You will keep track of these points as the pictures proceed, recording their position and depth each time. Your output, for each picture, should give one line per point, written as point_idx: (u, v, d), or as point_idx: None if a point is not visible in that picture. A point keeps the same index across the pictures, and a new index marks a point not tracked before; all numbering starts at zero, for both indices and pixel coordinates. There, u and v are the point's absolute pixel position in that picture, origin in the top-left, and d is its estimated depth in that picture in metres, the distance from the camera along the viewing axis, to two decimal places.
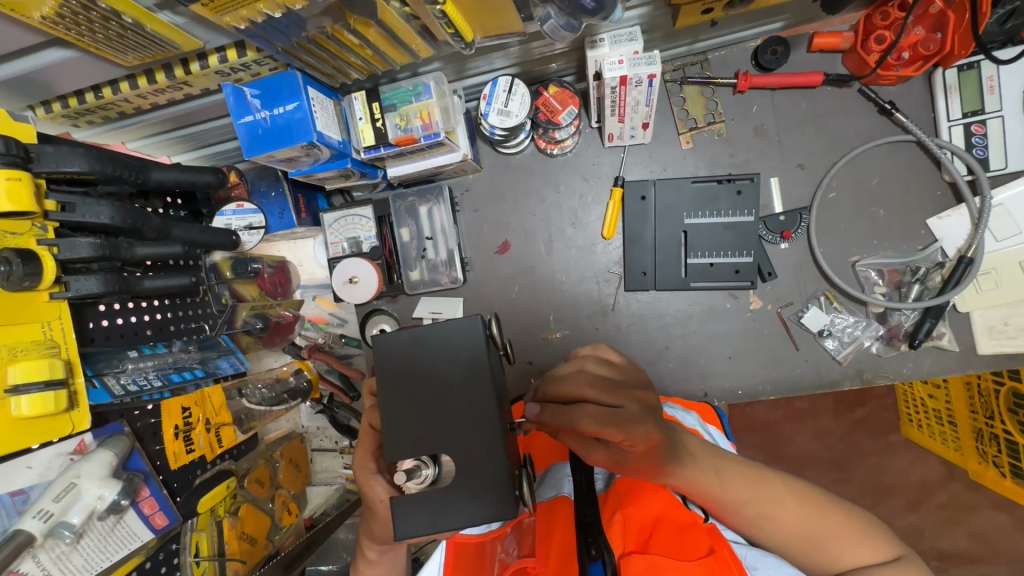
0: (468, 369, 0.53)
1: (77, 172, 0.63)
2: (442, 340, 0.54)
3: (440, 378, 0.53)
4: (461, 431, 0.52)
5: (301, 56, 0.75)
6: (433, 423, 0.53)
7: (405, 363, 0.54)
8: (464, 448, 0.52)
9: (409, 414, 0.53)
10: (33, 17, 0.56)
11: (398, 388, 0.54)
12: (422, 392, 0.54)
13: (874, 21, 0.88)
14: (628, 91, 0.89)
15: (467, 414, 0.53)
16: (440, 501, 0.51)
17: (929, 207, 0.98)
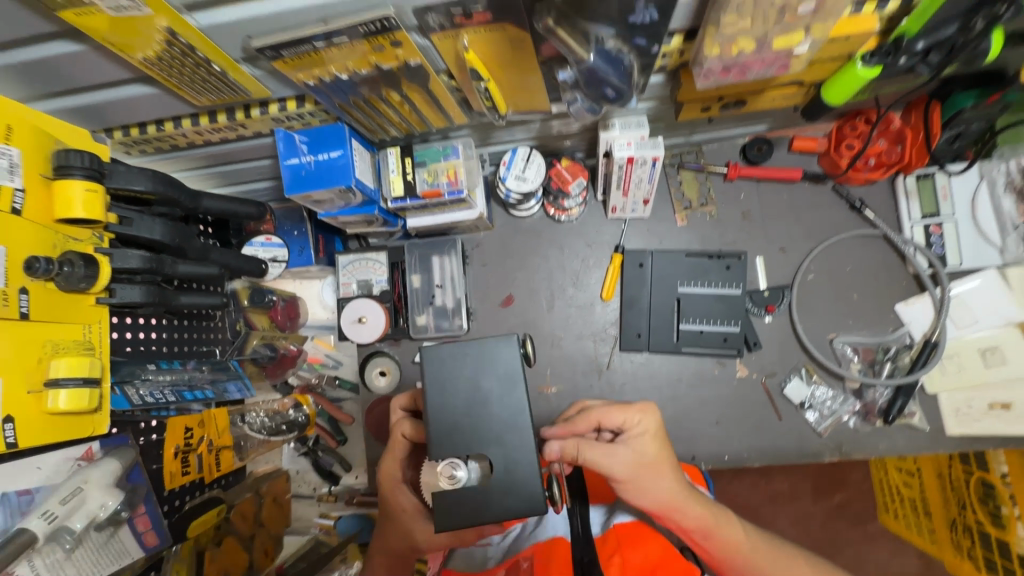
0: (506, 379, 0.60)
1: (140, 191, 0.69)
2: (484, 355, 0.60)
3: (480, 386, 0.60)
4: (500, 437, 0.58)
5: (353, 112, 0.85)
6: (471, 426, 0.58)
7: (447, 368, 0.59)
8: (502, 452, 0.58)
9: (454, 417, 0.59)
10: (135, 57, 0.64)
11: (445, 390, 0.59)
12: (465, 397, 0.59)
13: (845, 131, 1.03)
14: (633, 170, 1.01)
15: (504, 421, 0.59)
16: (480, 501, 0.57)
17: (897, 294, 1.08)
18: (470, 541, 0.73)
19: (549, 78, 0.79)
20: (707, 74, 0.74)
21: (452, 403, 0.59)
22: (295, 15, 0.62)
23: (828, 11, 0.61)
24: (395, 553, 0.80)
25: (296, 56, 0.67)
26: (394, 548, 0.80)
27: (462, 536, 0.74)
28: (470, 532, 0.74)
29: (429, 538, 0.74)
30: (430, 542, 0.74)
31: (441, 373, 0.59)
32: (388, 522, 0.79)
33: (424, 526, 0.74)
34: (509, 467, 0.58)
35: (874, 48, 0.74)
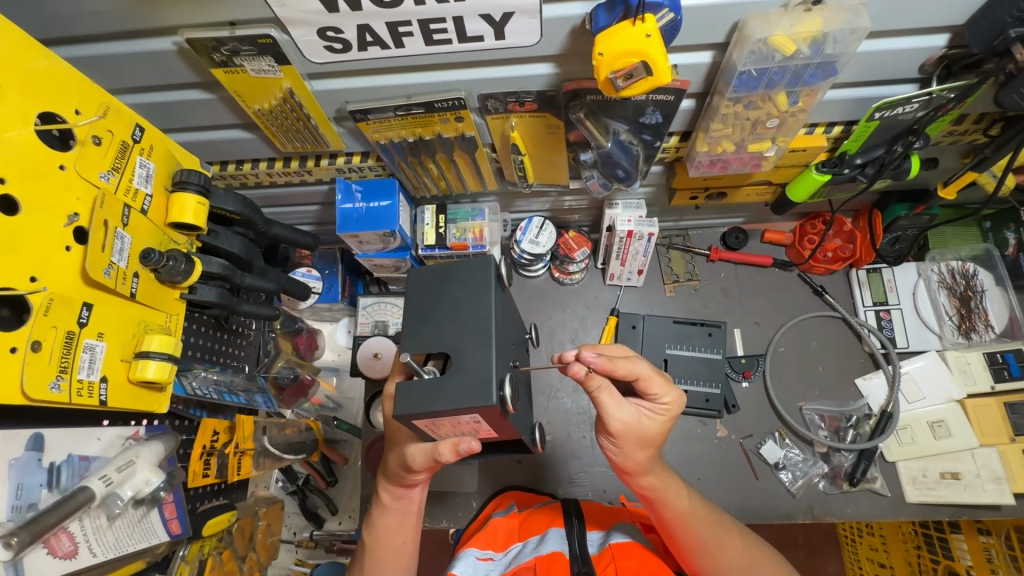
0: (477, 293, 0.69)
1: (228, 211, 0.82)
2: (460, 275, 0.71)
3: (454, 301, 0.69)
4: (462, 341, 0.66)
5: (407, 170, 1.01)
6: (441, 335, 0.68)
7: (426, 288, 0.72)
8: (460, 355, 0.65)
9: (422, 327, 0.70)
10: (252, 108, 0.81)
11: (418, 306, 0.71)
12: (431, 302, 0.70)
13: (806, 228, 1.24)
14: (632, 242, 1.18)
15: (469, 330, 0.67)
16: (437, 391, 0.63)
17: (856, 370, 1.23)
18: (444, 456, 0.71)
19: (572, 158, 0.98)
20: (698, 166, 0.93)
21: (425, 317, 0.70)
22: (388, 90, 0.80)
23: (789, 127, 0.81)
24: (391, 476, 0.82)
25: (379, 120, 0.85)
26: (388, 470, 0.83)
27: (440, 451, 0.72)
28: (447, 447, 0.71)
29: (413, 451, 0.75)
30: (414, 454, 0.75)
31: (420, 294, 0.72)
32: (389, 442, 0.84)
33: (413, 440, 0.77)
34: (464, 365, 0.64)
35: (825, 160, 0.96)
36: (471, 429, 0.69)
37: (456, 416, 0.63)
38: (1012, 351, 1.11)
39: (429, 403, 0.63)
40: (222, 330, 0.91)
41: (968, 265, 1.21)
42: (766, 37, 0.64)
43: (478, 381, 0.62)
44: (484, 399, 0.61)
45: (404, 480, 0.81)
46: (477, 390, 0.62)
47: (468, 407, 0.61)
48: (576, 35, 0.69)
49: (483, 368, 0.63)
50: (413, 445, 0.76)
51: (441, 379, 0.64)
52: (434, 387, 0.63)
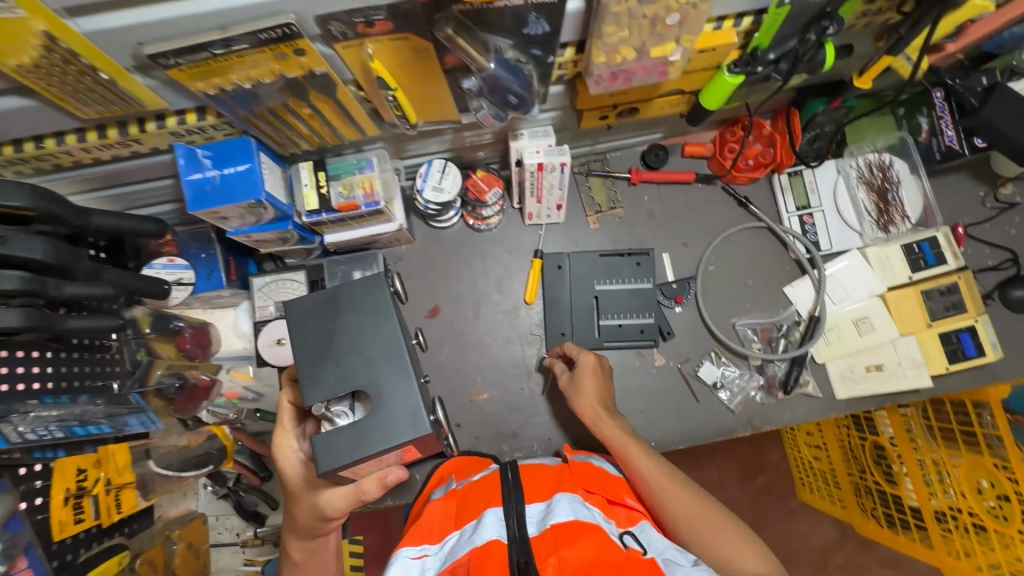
0: (374, 316, 0.72)
1: (17, 207, 0.64)
2: (349, 304, 0.72)
3: (352, 331, 0.71)
4: (374, 372, 0.69)
5: (259, 124, 0.83)
6: (346, 373, 0.69)
7: (318, 327, 0.72)
8: (377, 390, 0.68)
9: (325, 367, 0.70)
10: (7, 64, 0.60)
11: (312, 345, 0.71)
12: (323, 341, 0.71)
13: (727, 136, 1.16)
14: (544, 176, 1.06)
15: (376, 359, 0.70)
16: (365, 432, 0.67)
17: (784, 278, 1.21)
18: (372, 492, 0.74)
19: (456, 88, 0.84)
20: (599, 81, 0.81)
21: (326, 355, 0.70)
22: (192, 22, 0.61)
23: (692, 23, 0.70)
24: (303, 530, 0.80)
25: (193, 65, 0.66)
26: (299, 525, 0.80)
27: (365, 490, 0.74)
28: (372, 483, 0.74)
29: (333, 501, 0.76)
30: (335, 504, 0.76)
31: (313, 331, 0.72)
32: (292, 498, 0.81)
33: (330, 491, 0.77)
34: (384, 399, 0.68)
35: (737, 58, 0.85)
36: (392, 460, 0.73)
37: (384, 454, 0.68)
38: (927, 240, 1.13)
39: (358, 448, 0.66)
40: (70, 350, 0.76)
41: (884, 156, 1.17)
42: None
43: (397, 412, 0.68)
44: (416, 427, 0.67)
45: (317, 531, 0.80)
46: (407, 422, 0.67)
47: (400, 442, 0.67)
48: None
49: (400, 396, 0.68)
50: (330, 492, 0.77)
51: (366, 421, 0.67)
52: (358, 432, 0.67)
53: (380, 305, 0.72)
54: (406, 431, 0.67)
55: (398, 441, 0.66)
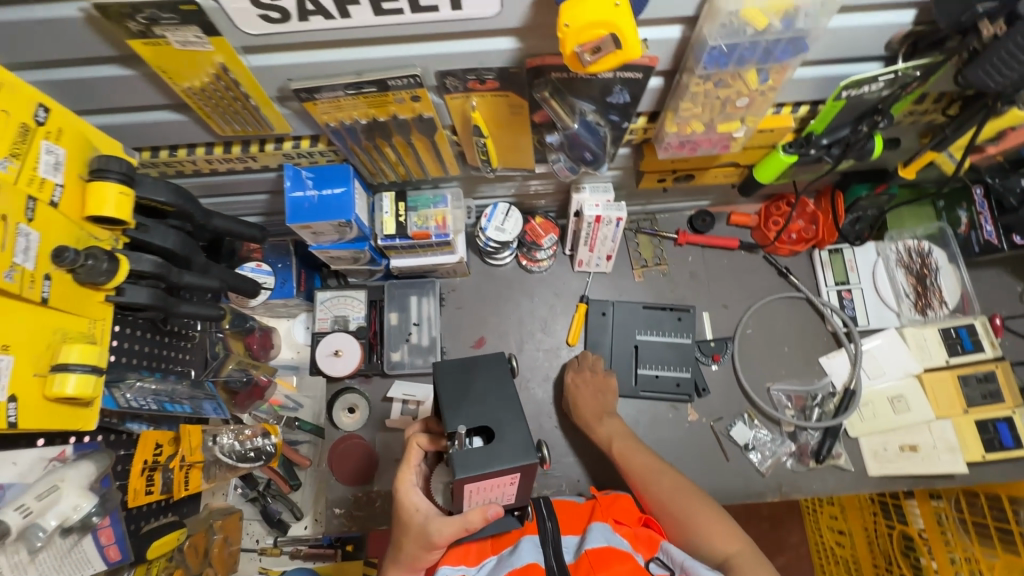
0: (502, 376, 0.68)
1: (159, 202, 0.74)
2: (484, 362, 0.70)
3: (482, 386, 0.67)
4: (502, 415, 0.65)
5: (362, 156, 0.94)
6: (478, 413, 0.65)
7: (448, 376, 0.68)
8: (501, 428, 0.63)
9: (458, 406, 0.66)
10: (181, 86, 0.72)
11: (449, 387, 0.67)
12: (458, 387, 0.67)
13: (772, 210, 1.24)
14: (600, 228, 1.15)
15: (505, 405, 0.66)
16: (487, 460, 0.61)
17: (820, 350, 1.25)
18: (474, 523, 0.69)
19: (537, 141, 0.94)
20: (666, 147, 0.90)
21: (460, 399, 0.66)
22: (335, 67, 0.73)
23: (758, 106, 0.79)
24: (404, 562, 0.76)
25: (325, 100, 0.77)
26: (402, 556, 0.76)
27: (469, 519, 0.69)
28: (476, 514, 0.69)
29: (438, 530, 0.71)
30: (440, 532, 0.71)
31: (451, 379, 0.68)
32: (400, 529, 0.76)
33: (434, 520, 0.72)
34: (508, 433, 0.63)
35: (791, 141, 0.95)
36: (502, 491, 0.67)
37: (501, 478, 0.63)
38: (964, 327, 1.17)
39: (483, 467, 0.61)
40: (162, 334, 0.84)
41: (923, 243, 1.23)
42: (736, 10, 0.61)
43: (521, 445, 0.62)
44: (530, 457, 0.61)
45: (419, 564, 0.75)
46: (521, 450, 0.62)
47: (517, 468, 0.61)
48: (539, 8, 0.64)
49: (524, 434, 0.63)
50: (441, 519, 0.72)
51: (492, 447, 0.62)
52: (483, 454, 0.61)
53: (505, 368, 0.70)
54: (522, 457, 0.61)
55: (514, 464, 0.61)
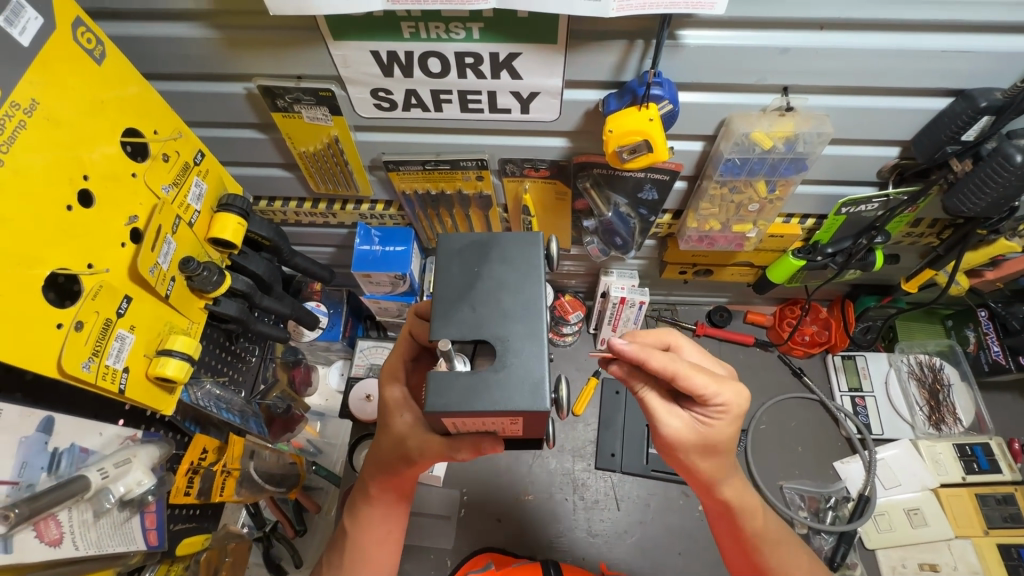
0: (523, 278, 0.58)
1: (259, 235, 0.90)
2: (502, 254, 0.60)
3: (496, 281, 0.58)
4: (511, 332, 0.55)
5: (425, 222, 1.11)
6: (477, 320, 0.56)
7: (461, 264, 0.59)
8: (503, 346, 0.55)
9: (457, 307, 0.57)
10: (297, 150, 0.91)
11: (452, 281, 0.59)
12: (469, 278, 0.59)
13: (786, 312, 1.33)
14: (623, 309, 1.24)
15: (514, 318, 0.56)
16: (475, 386, 0.53)
17: (834, 454, 1.25)
18: (464, 449, 0.67)
19: (574, 224, 1.09)
20: (687, 240, 1.04)
21: (462, 298, 0.58)
22: (420, 147, 0.91)
23: (768, 212, 0.93)
24: (384, 466, 0.79)
25: (408, 171, 0.95)
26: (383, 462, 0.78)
27: (456, 450, 0.68)
28: (466, 446, 0.67)
29: (421, 447, 0.72)
30: (422, 448, 0.73)
31: (457, 269, 0.59)
32: (382, 433, 0.79)
33: (418, 437, 0.73)
34: (511, 359, 0.54)
35: (799, 247, 1.06)
36: (506, 427, 0.60)
37: (495, 417, 0.55)
38: (979, 444, 1.20)
39: (467, 400, 0.53)
40: (227, 351, 0.95)
41: (935, 359, 1.29)
42: (747, 132, 0.77)
43: (528, 380, 0.53)
44: (535, 401, 0.52)
45: (394, 472, 0.78)
46: (526, 388, 0.53)
47: (515, 408, 0.52)
48: (589, 117, 0.81)
49: (531, 368, 0.53)
50: (424, 436, 0.73)
51: (485, 372, 0.54)
52: (474, 380, 0.54)
53: (532, 265, 0.59)
54: (523, 399, 0.52)
55: (510, 405, 0.52)
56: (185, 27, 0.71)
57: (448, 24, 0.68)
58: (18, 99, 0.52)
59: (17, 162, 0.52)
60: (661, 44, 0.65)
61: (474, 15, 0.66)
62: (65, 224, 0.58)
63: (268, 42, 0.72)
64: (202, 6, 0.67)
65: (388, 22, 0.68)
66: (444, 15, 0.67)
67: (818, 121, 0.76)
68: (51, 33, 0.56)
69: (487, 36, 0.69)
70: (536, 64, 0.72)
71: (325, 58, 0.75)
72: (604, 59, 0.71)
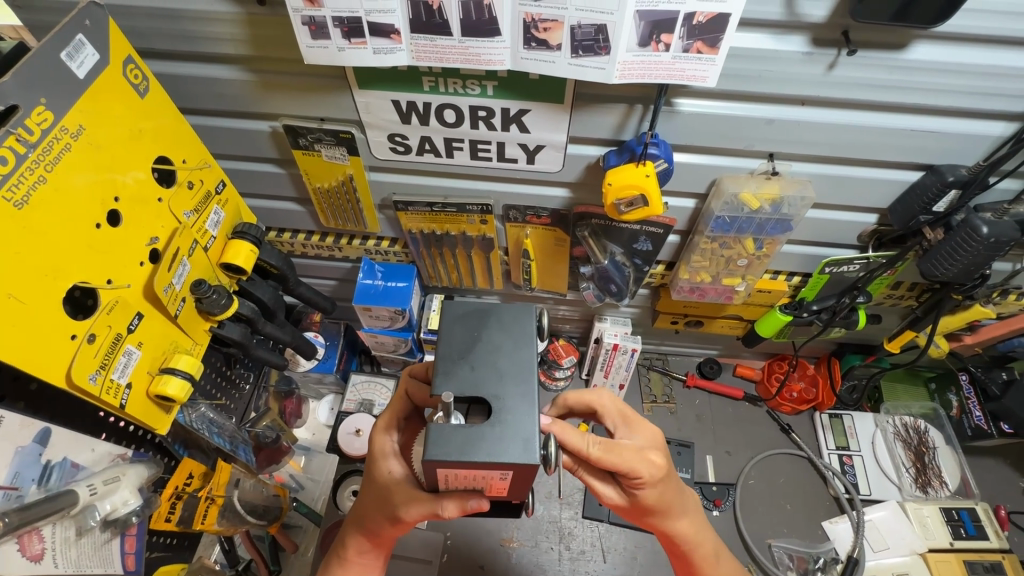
0: (519, 339, 0.59)
1: (267, 263, 0.93)
2: (500, 318, 0.60)
3: (493, 343, 0.58)
4: (507, 392, 0.55)
5: (428, 262, 1.14)
6: (475, 379, 0.56)
7: (461, 326, 0.59)
8: (500, 403, 0.54)
9: (456, 365, 0.57)
10: (312, 186, 0.95)
11: (453, 343, 0.59)
12: (465, 340, 0.59)
13: (774, 367, 1.38)
14: (616, 356, 1.25)
15: (511, 377, 0.56)
16: (473, 438, 0.52)
17: (823, 512, 1.25)
18: (447, 510, 0.64)
19: (572, 270, 1.13)
20: (679, 291, 1.08)
21: (462, 357, 0.58)
22: (429, 189, 0.97)
23: (756, 268, 0.98)
24: (368, 523, 0.75)
25: (418, 212, 1.00)
26: (367, 517, 0.75)
27: (442, 505, 0.65)
28: (452, 502, 0.64)
29: (407, 503, 0.68)
30: (407, 507, 0.68)
31: (457, 330, 0.59)
32: (368, 480, 0.75)
33: (404, 493, 0.69)
34: (504, 416, 0.53)
35: (786, 303, 1.11)
36: (489, 484, 0.58)
37: (486, 471, 0.53)
38: (965, 509, 1.19)
39: (463, 450, 0.51)
40: (222, 376, 0.97)
41: (919, 422, 1.31)
42: (736, 193, 0.83)
43: (520, 435, 0.52)
44: (527, 457, 0.51)
45: (377, 525, 0.74)
46: (518, 444, 0.52)
47: (509, 464, 0.51)
48: (590, 170, 0.87)
49: (524, 424, 0.53)
50: (407, 494, 0.68)
51: (481, 425, 0.52)
52: (471, 431, 0.52)
53: (525, 331, 0.60)
54: (515, 453, 0.51)
55: (503, 459, 0.51)
56: (223, 69, 0.77)
57: (465, 80, 0.75)
58: (67, 124, 0.57)
59: (59, 181, 0.56)
60: (658, 110, 0.72)
61: (490, 75, 0.73)
62: (93, 241, 0.61)
63: (297, 86, 0.78)
64: (241, 52, 0.73)
65: (411, 75, 0.75)
66: (462, 73, 0.74)
67: (802, 186, 0.83)
68: (104, 68, 0.61)
69: (500, 93, 0.76)
70: (543, 120, 0.79)
71: (348, 104, 0.81)
72: (606, 119, 0.77)
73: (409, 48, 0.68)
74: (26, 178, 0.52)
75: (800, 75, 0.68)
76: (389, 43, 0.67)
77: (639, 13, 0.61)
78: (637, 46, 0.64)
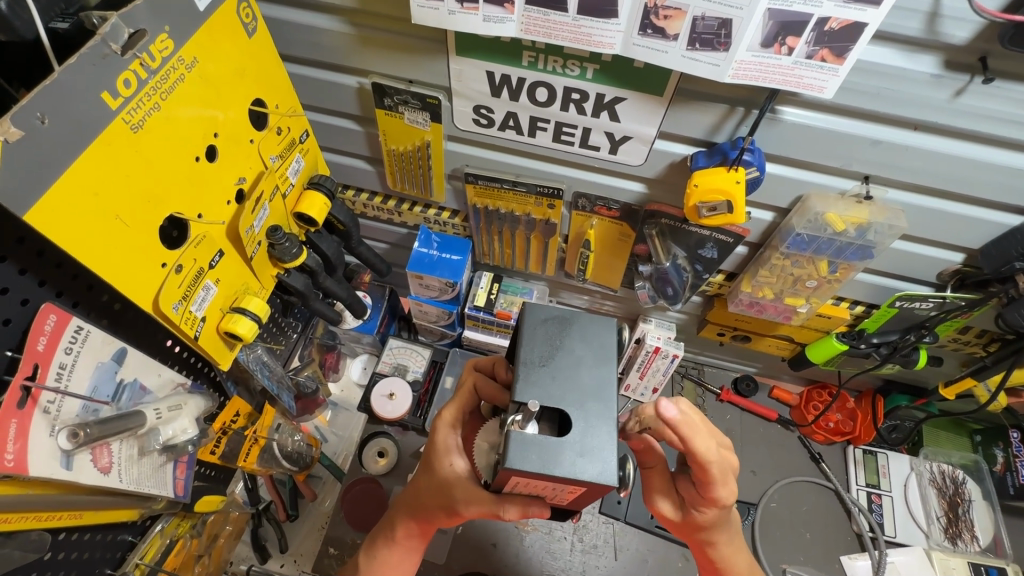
0: (601, 356, 0.58)
1: (336, 219, 0.93)
2: (582, 331, 0.60)
3: (573, 353, 0.58)
4: (587, 408, 0.55)
5: (483, 239, 1.13)
6: (557, 392, 0.55)
7: (543, 330, 0.59)
8: (581, 420, 0.54)
9: (537, 373, 0.56)
10: (387, 147, 0.95)
11: (534, 347, 0.58)
12: (547, 347, 0.58)
13: (814, 394, 1.35)
14: (654, 359, 1.23)
15: (591, 393, 0.56)
16: (554, 453, 0.52)
17: (843, 547, 1.22)
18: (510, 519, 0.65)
19: (628, 267, 1.11)
20: (737, 303, 1.06)
21: (543, 365, 0.57)
22: (500, 166, 0.96)
23: (823, 292, 0.95)
24: (419, 511, 0.79)
25: (485, 186, 0.98)
26: (422, 504, 0.77)
27: (503, 507, 0.65)
28: (514, 505, 0.65)
29: (466, 499, 0.69)
30: (464, 499, 0.70)
31: (539, 337, 0.59)
32: (427, 466, 0.76)
33: (465, 489, 0.69)
34: (583, 433, 0.53)
35: (844, 332, 1.09)
36: (553, 494, 0.59)
37: (562, 486, 0.53)
38: (995, 567, 1.17)
39: (545, 465, 0.51)
40: (275, 324, 1.01)
41: (958, 472, 1.27)
42: (822, 212, 0.80)
43: (599, 455, 0.52)
44: (606, 478, 0.51)
45: (429, 511, 0.77)
46: (597, 462, 0.52)
47: (585, 482, 0.51)
48: (673, 168, 0.85)
49: (603, 445, 0.52)
50: (467, 488, 0.70)
51: (562, 440, 0.52)
52: (551, 444, 0.52)
53: (606, 348, 0.59)
54: (594, 473, 0.51)
55: (582, 478, 0.50)
56: (326, 20, 0.77)
57: (567, 60, 0.73)
58: (184, 55, 0.57)
59: (170, 111, 0.57)
60: (763, 116, 0.69)
61: (593, 57, 0.72)
62: (191, 173, 0.62)
63: (394, 45, 0.77)
64: (347, 4, 0.73)
65: (512, 48, 0.74)
66: (565, 51, 0.72)
67: (893, 215, 0.79)
68: (222, 4, 0.61)
69: (599, 77, 0.74)
70: (637, 111, 0.77)
71: (442, 69, 0.80)
72: (702, 119, 0.75)
73: (520, 20, 0.67)
74: (144, 104, 0.53)
75: (922, 99, 0.64)
76: (501, 12, 0.66)
77: (770, 11, 0.58)
78: (759, 46, 0.61)
